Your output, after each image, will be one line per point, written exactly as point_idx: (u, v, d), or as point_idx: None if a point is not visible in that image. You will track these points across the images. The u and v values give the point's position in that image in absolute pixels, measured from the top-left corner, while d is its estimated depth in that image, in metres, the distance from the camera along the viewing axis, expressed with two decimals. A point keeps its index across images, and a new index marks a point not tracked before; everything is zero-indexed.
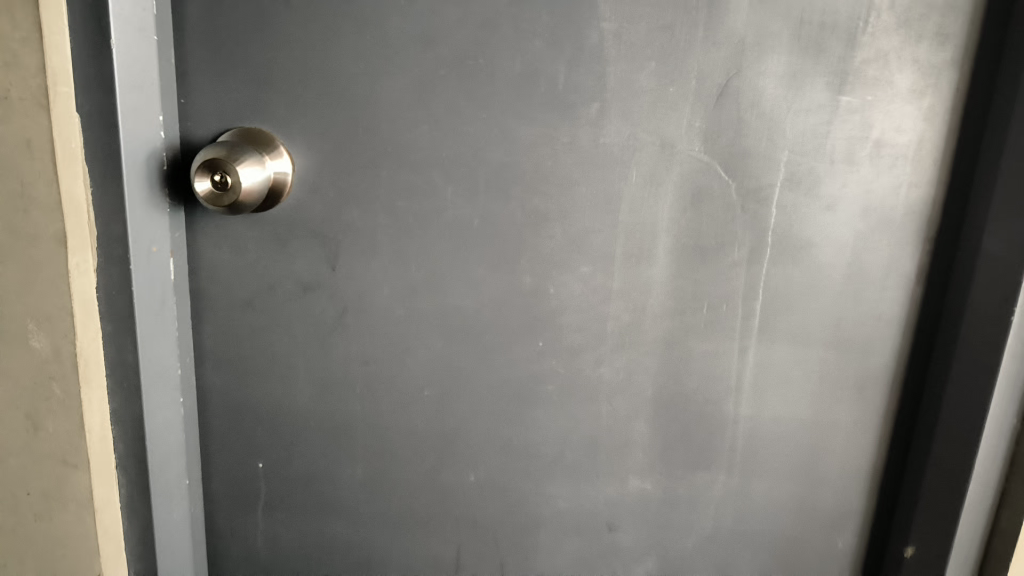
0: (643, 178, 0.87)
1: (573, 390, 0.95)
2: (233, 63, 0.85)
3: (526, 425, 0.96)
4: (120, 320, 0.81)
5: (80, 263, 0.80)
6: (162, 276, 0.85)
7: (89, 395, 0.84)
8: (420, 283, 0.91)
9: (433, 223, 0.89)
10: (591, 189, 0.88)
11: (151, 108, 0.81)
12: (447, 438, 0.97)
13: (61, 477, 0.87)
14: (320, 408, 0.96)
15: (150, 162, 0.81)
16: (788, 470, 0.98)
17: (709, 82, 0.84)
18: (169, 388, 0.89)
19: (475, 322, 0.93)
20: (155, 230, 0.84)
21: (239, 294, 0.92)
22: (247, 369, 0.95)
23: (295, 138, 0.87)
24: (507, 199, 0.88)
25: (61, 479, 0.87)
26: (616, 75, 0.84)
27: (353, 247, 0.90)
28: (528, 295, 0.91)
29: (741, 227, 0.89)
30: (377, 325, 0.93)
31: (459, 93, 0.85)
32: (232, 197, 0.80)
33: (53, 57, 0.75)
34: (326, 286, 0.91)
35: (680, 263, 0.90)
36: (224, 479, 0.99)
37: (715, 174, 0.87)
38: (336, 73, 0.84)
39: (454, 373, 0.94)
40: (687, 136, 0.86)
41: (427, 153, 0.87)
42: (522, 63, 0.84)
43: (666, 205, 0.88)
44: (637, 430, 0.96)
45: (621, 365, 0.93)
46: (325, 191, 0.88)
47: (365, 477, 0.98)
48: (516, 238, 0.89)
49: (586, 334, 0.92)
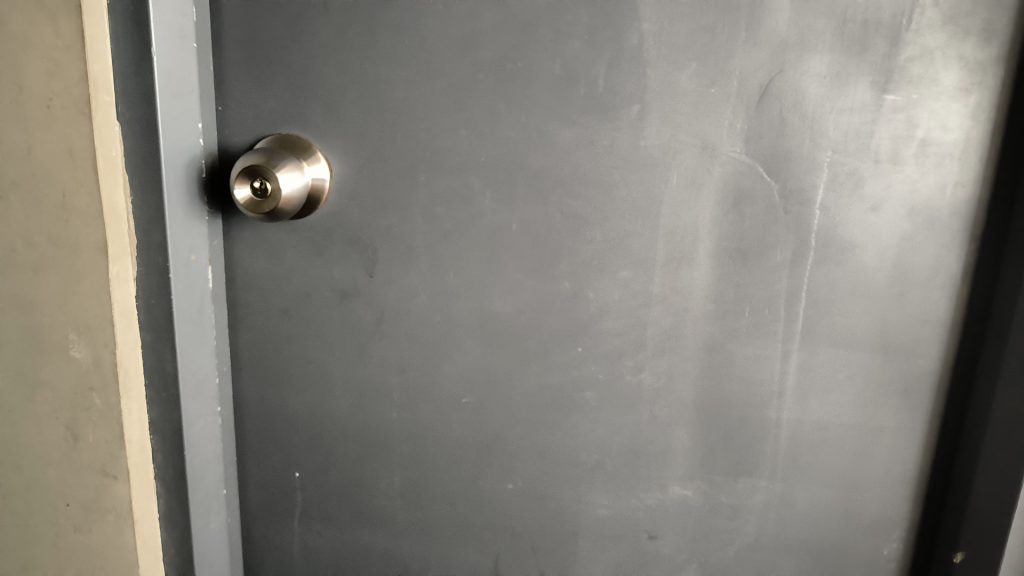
0: (684, 180, 0.86)
1: (613, 395, 0.93)
2: (271, 69, 0.85)
3: (564, 432, 0.94)
4: (160, 328, 0.81)
5: (121, 272, 0.79)
6: (200, 284, 0.85)
7: (128, 405, 0.83)
8: (457, 289, 0.90)
9: (471, 228, 0.88)
10: (631, 192, 0.86)
11: (190, 115, 0.81)
12: (484, 446, 0.95)
13: (101, 488, 0.86)
14: (356, 416, 0.95)
15: (189, 169, 0.81)
16: (834, 476, 0.96)
17: (751, 83, 0.83)
18: (207, 397, 0.89)
19: (513, 328, 0.91)
20: (194, 238, 0.83)
21: (276, 302, 0.91)
22: (283, 378, 0.94)
23: (334, 144, 0.87)
24: (546, 203, 0.87)
25: (101, 490, 0.87)
26: (656, 77, 0.83)
27: (391, 253, 0.89)
28: (565, 300, 0.90)
29: (784, 229, 0.87)
30: (414, 332, 0.92)
31: (497, 97, 0.84)
32: (272, 203, 0.80)
33: (95, 64, 0.74)
34: (364, 293, 0.91)
35: (721, 267, 0.88)
36: (260, 488, 0.98)
37: (757, 176, 0.86)
38: (374, 78, 0.84)
39: (492, 380, 0.93)
40: (728, 137, 0.84)
41: (465, 158, 0.86)
42: (561, 65, 0.83)
43: (707, 207, 0.87)
44: (678, 436, 0.94)
45: (661, 369, 0.92)
46: (363, 198, 0.88)
47: (402, 487, 0.97)
48: (555, 242, 0.88)
49: (626, 340, 0.91)
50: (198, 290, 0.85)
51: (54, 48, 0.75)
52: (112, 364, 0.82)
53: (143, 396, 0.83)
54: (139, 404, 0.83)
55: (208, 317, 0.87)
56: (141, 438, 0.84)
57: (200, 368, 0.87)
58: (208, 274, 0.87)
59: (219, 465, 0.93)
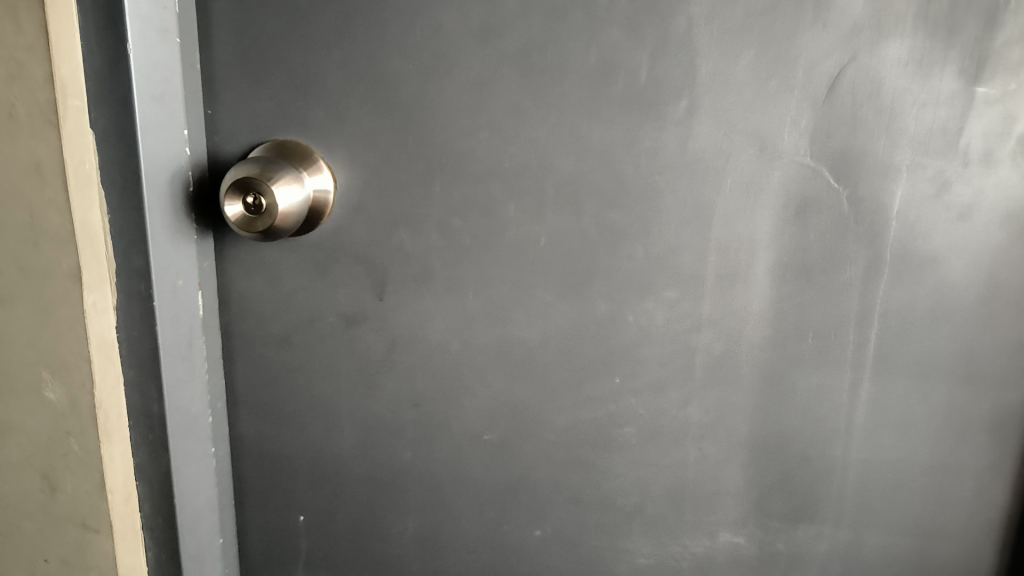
0: (738, 187, 0.75)
1: (655, 432, 0.82)
2: (267, 67, 0.75)
3: (600, 473, 0.83)
4: (145, 364, 0.72)
5: (99, 301, 0.70)
6: (190, 312, 0.76)
7: (111, 450, 0.74)
8: (478, 313, 0.80)
9: (493, 244, 0.78)
10: (678, 201, 0.76)
11: (175, 121, 0.71)
12: (509, 488, 0.84)
13: (84, 541, 0.78)
14: (367, 455, 0.85)
15: (174, 183, 0.71)
16: (910, 522, 0.83)
17: (818, 73, 0.72)
18: (200, 438, 0.79)
19: (540, 357, 0.80)
20: (182, 260, 0.73)
21: (275, 329, 0.82)
22: (285, 413, 0.84)
23: (337, 151, 0.76)
24: (579, 215, 0.76)
25: (84, 543, 0.78)
26: (707, 68, 0.72)
27: (403, 273, 0.79)
28: (605, 325, 0.79)
29: (855, 242, 0.75)
30: (431, 361, 0.81)
31: (523, 94, 0.74)
32: (267, 221, 0.69)
33: (63, 64, 0.65)
34: (373, 319, 0.81)
35: (781, 286, 0.77)
36: (262, 534, 0.88)
37: (824, 182, 0.74)
38: (383, 76, 0.74)
39: (518, 415, 0.82)
40: (790, 137, 0.74)
41: (486, 164, 0.76)
42: (596, 56, 0.73)
43: (764, 217, 0.76)
44: (729, 478, 0.82)
45: (710, 405, 0.81)
46: (371, 211, 0.77)
47: (418, 533, 0.87)
48: (588, 258, 0.77)
49: (674, 369, 0.80)
50: (187, 319, 0.75)
51: (15, 47, 0.66)
52: (90, 403, 0.73)
53: (127, 439, 0.74)
54: (121, 448, 0.74)
55: (199, 348, 0.78)
56: (126, 485, 0.75)
57: (192, 406, 0.77)
58: (198, 300, 0.77)
59: (214, 512, 0.83)
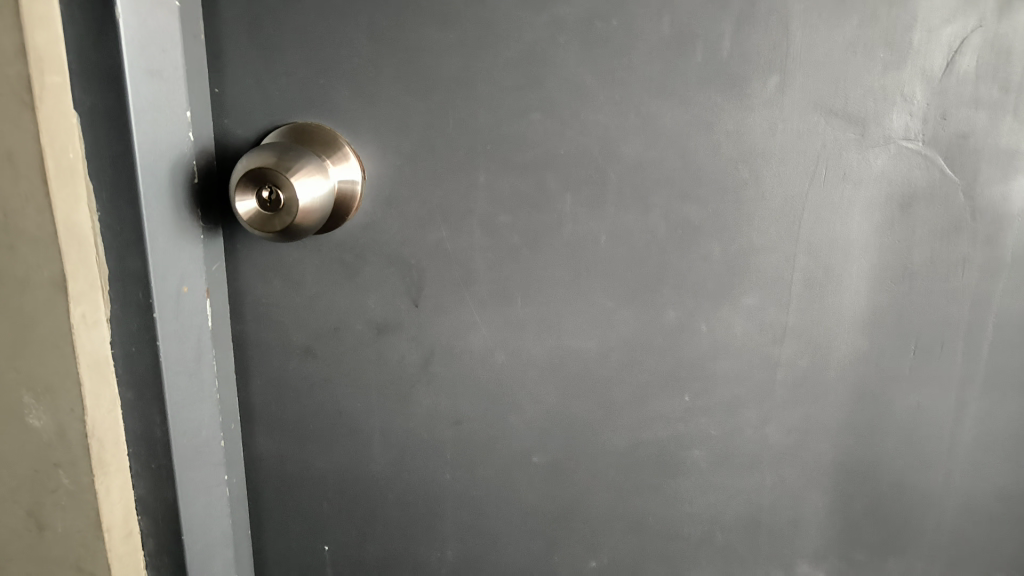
0: (836, 178, 0.64)
1: (729, 455, 0.72)
2: (281, 36, 0.63)
3: (665, 500, 0.74)
4: (144, 383, 0.62)
5: (89, 313, 0.60)
6: (198, 322, 0.65)
7: (107, 483, 0.64)
8: (528, 320, 0.69)
9: (545, 242, 0.67)
10: (764, 194, 0.65)
11: (176, 101, 0.60)
12: (561, 516, 0.75)
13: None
14: (399, 478, 0.75)
15: (175, 175, 0.60)
16: (1011, 549, 0.74)
17: (937, 43, 0.61)
18: (211, 465, 0.69)
19: (598, 371, 0.70)
20: (186, 263, 0.63)
21: (295, 339, 0.71)
22: (307, 432, 0.74)
23: (365, 135, 0.65)
24: (647, 210, 0.66)
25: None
26: (805, 36, 0.61)
27: (441, 276, 0.68)
28: (679, 336, 0.69)
29: (967, 240, 0.65)
30: (471, 376, 0.71)
31: (584, 68, 0.63)
32: (286, 219, 0.58)
33: (39, 33, 0.54)
34: (406, 327, 0.70)
35: (879, 291, 0.67)
36: (282, 565, 0.79)
37: (938, 171, 0.64)
38: (418, 48, 0.63)
39: (570, 436, 0.72)
40: (900, 119, 0.63)
41: (539, 150, 0.65)
42: (671, 22, 0.61)
43: (865, 213, 0.65)
44: (811, 505, 0.73)
45: (793, 425, 0.71)
46: (405, 205, 0.67)
47: (457, 563, 0.77)
48: (657, 259, 0.67)
49: (751, 386, 0.70)
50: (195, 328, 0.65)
51: None
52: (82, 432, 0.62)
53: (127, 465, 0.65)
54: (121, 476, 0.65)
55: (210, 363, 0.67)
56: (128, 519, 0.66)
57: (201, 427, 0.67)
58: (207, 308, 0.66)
59: (228, 544, 0.73)
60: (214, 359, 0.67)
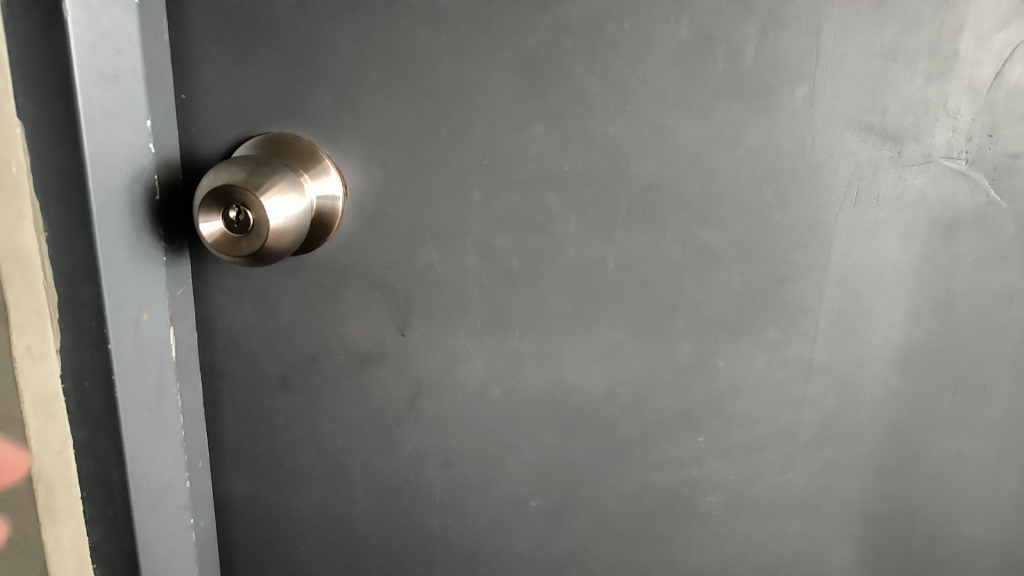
0: (870, 200, 0.58)
1: (746, 501, 0.66)
2: (255, 37, 0.57)
3: (675, 548, 0.67)
4: (100, 422, 0.56)
5: (36, 346, 0.54)
6: (161, 353, 0.59)
7: (57, 532, 0.58)
8: (526, 353, 0.63)
9: (546, 268, 0.60)
10: (790, 217, 0.58)
11: (135, 109, 0.54)
12: (561, 564, 0.69)
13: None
14: (384, 521, 0.68)
15: (132, 191, 0.54)
16: None
17: (987, 52, 0.55)
18: (176, 509, 0.63)
19: (603, 410, 0.64)
20: (146, 289, 0.56)
21: (271, 370, 0.65)
22: (282, 471, 0.68)
23: (348, 148, 0.59)
24: (659, 233, 0.59)
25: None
26: (840, 42, 0.55)
27: (431, 303, 0.62)
28: (694, 371, 0.62)
29: (1011, 269, 0.60)
30: (464, 412, 0.65)
31: (592, 76, 0.56)
32: (256, 242, 0.52)
33: None
34: (393, 358, 0.64)
35: (913, 324, 0.61)
36: None
37: (982, 194, 0.58)
38: (407, 52, 0.56)
39: (573, 479, 0.66)
40: (943, 136, 0.57)
41: (540, 166, 0.58)
42: (690, 26, 0.55)
43: (901, 239, 0.59)
44: (837, 556, 0.67)
45: (816, 469, 0.65)
46: (391, 225, 0.60)
47: None
48: (670, 287, 0.60)
49: (771, 426, 0.64)
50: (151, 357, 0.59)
51: None
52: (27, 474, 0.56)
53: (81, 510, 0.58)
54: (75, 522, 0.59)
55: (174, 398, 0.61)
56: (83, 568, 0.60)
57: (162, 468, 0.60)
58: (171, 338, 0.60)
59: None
60: (178, 393, 0.61)
